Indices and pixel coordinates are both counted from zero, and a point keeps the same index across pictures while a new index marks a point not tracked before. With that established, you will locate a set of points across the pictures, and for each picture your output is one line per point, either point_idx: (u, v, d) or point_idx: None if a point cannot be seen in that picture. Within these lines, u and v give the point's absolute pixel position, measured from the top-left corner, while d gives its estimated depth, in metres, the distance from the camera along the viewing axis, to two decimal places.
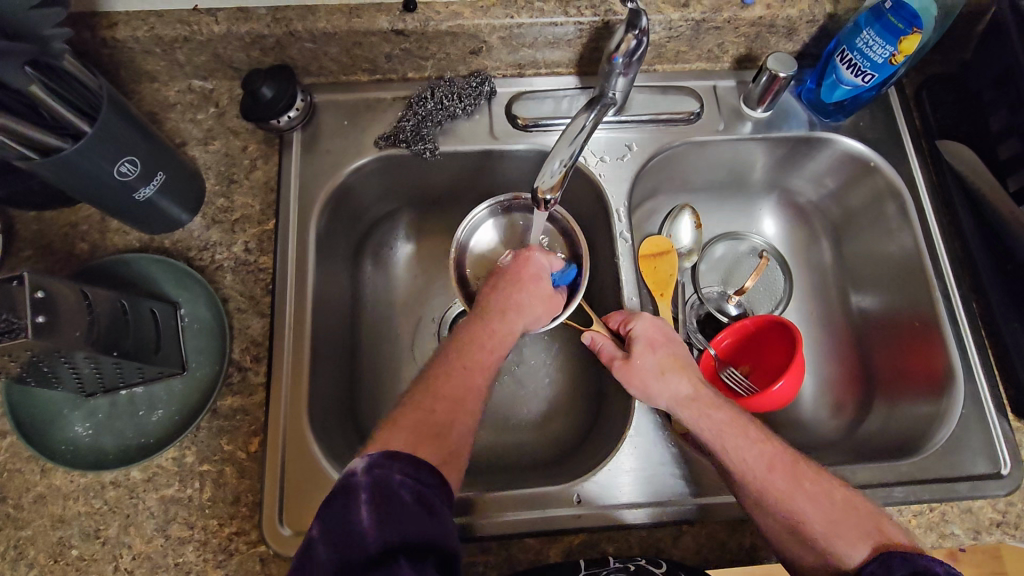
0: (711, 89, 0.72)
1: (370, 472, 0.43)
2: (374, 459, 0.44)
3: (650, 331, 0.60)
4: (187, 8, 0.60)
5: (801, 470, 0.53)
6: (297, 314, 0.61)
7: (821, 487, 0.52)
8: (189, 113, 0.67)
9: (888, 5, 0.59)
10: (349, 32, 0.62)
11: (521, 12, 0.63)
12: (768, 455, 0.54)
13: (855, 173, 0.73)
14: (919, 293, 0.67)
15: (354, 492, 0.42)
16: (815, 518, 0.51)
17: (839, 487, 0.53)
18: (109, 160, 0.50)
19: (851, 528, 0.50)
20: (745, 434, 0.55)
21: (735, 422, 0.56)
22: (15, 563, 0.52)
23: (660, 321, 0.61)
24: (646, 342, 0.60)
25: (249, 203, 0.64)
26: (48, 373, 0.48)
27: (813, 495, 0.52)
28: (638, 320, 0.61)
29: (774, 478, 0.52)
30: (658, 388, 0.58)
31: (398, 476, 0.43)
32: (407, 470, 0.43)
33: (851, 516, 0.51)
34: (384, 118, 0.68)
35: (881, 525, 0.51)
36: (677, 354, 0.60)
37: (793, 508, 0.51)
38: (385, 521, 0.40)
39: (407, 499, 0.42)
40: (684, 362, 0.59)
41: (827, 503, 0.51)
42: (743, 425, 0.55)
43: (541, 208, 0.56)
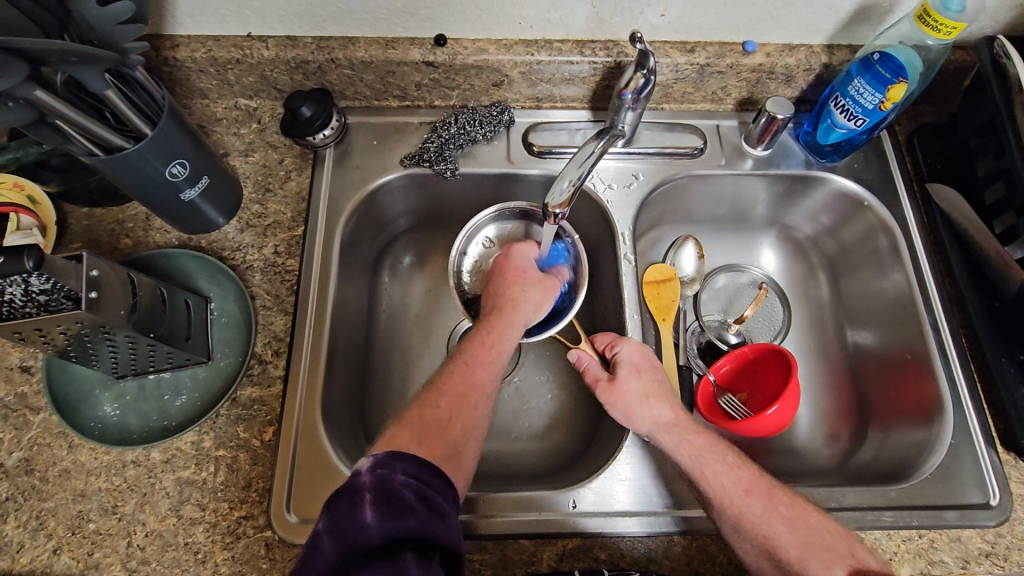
0: (714, 128, 0.77)
1: (374, 471, 0.42)
2: (378, 459, 0.44)
3: (634, 356, 0.62)
4: (241, 34, 0.67)
5: (777, 497, 0.54)
6: (317, 314, 0.65)
7: (795, 510, 0.53)
8: (234, 127, 0.73)
9: (877, 57, 0.64)
10: (384, 61, 0.69)
11: (541, 50, 0.69)
12: (745, 480, 0.55)
13: (850, 210, 0.77)
14: (912, 330, 0.70)
15: (357, 491, 0.41)
16: (790, 541, 0.52)
17: (813, 512, 0.54)
18: (164, 162, 0.55)
19: (825, 549, 0.51)
20: (722, 460, 0.56)
21: (712, 448, 0.57)
22: (36, 533, 0.55)
23: (645, 347, 0.64)
24: (629, 353, 0.63)
25: (281, 211, 0.70)
26: (89, 351, 0.52)
27: (788, 520, 0.53)
28: (624, 345, 0.63)
29: (752, 502, 0.53)
30: (639, 412, 0.59)
31: (401, 475, 0.43)
32: (410, 469, 0.44)
33: (824, 538, 0.52)
34: (411, 139, 0.74)
35: (852, 548, 0.52)
36: (660, 380, 0.61)
37: (770, 532, 0.52)
38: (393, 517, 0.40)
39: (412, 497, 0.42)
40: (666, 389, 0.61)
41: (802, 524, 0.52)
42: (720, 451, 0.57)
43: (551, 221, 0.61)
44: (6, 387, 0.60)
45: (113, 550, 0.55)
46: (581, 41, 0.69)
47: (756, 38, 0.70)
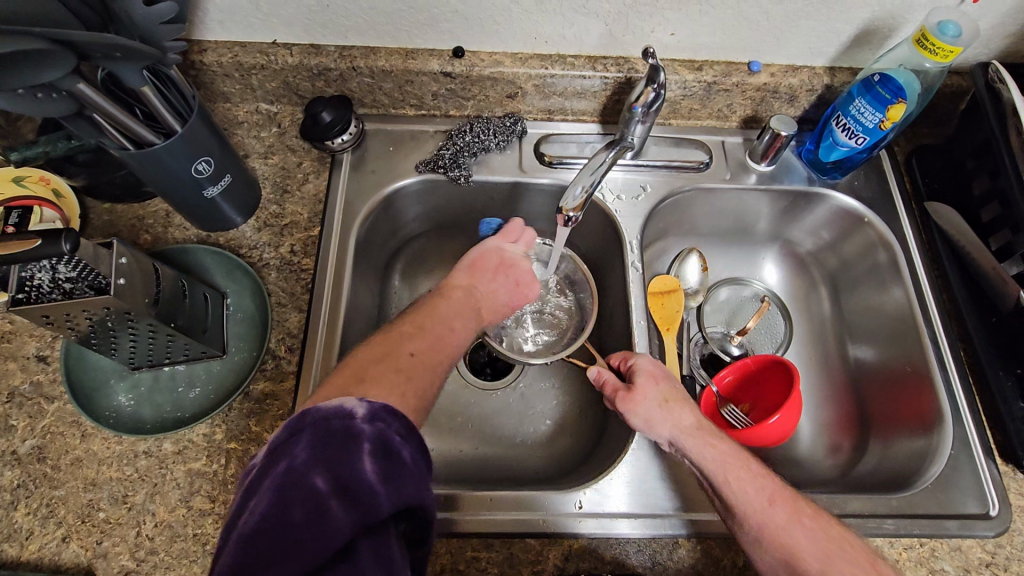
0: (719, 144, 0.80)
1: (374, 423, 0.40)
2: (376, 409, 0.41)
3: (651, 366, 0.64)
4: (266, 41, 0.70)
5: (800, 507, 0.54)
6: (331, 312, 0.66)
7: (817, 522, 0.53)
8: (255, 130, 0.76)
9: (877, 78, 0.66)
10: (403, 71, 0.71)
11: (555, 65, 0.72)
12: (768, 489, 0.54)
13: (850, 226, 0.79)
14: (911, 345, 0.72)
15: (356, 438, 0.39)
16: (811, 553, 0.50)
17: (836, 525, 0.53)
18: (190, 159, 0.57)
19: (846, 561, 0.50)
20: (745, 467, 0.56)
21: (734, 454, 0.57)
22: (45, 520, 0.55)
23: (659, 361, 0.65)
24: (655, 363, 0.64)
25: (298, 212, 0.71)
26: (110, 339, 0.53)
27: (809, 529, 0.52)
28: (639, 356, 0.65)
29: (773, 511, 0.53)
30: (661, 418, 0.60)
31: (398, 433, 0.41)
32: (404, 428, 0.42)
33: (846, 552, 0.51)
34: (426, 147, 0.76)
35: (874, 561, 0.51)
36: (678, 388, 0.63)
37: (791, 542, 0.51)
38: (393, 478, 0.39)
39: (408, 457, 0.41)
40: (686, 395, 0.62)
41: (824, 536, 0.52)
42: (742, 459, 0.57)
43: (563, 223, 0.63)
44: (21, 375, 0.61)
45: (121, 539, 0.55)
46: (593, 57, 0.72)
47: (762, 58, 0.73)
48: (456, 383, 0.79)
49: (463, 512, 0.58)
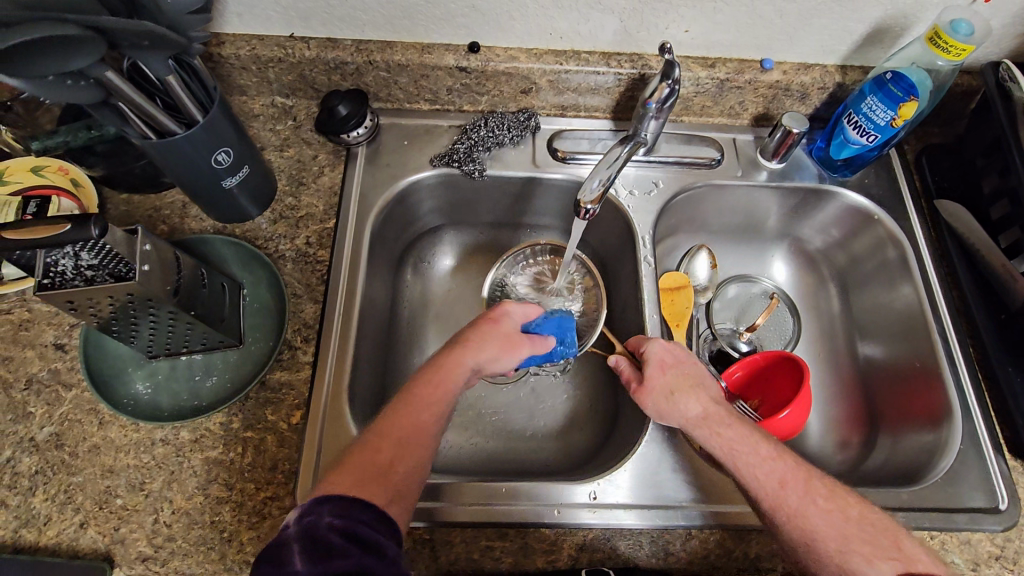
0: (731, 141, 0.81)
1: (300, 521, 0.40)
2: (306, 507, 0.41)
3: (661, 354, 0.63)
4: (284, 34, 0.70)
5: (814, 488, 0.52)
6: (347, 303, 0.67)
7: (834, 502, 0.52)
8: (270, 123, 0.76)
9: (889, 76, 0.67)
10: (419, 65, 0.72)
11: (569, 60, 0.72)
12: (780, 472, 0.53)
13: (859, 223, 0.80)
14: (921, 343, 0.72)
15: (285, 544, 0.39)
16: (829, 535, 0.50)
17: (855, 504, 0.52)
18: (210, 150, 0.57)
19: (865, 543, 0.49)
20: (755, 450, 0.55)
21: (745, 438, 0.56)
22: (63, 507, 0.56)
23: (673, 346, 0.64)
24: (668, 350, 0.64)
25: (313, 204, 0.72)
26: (131, 326, 0.53)
27: (826, 511, 0.51)
28: (651, 344, 0.64)
29: (786, 494, 0.52)
30: (668, 408, 0.60)
31: (327, 518, 0.40)
32: (337, 509, 0.41)
33: (867, 531, 0.50)
34: (440, 141, 0.77)
35: (898, 541, 0.50)
36: (688, 375, 0.62)
37: (806, 525, 0.51)
38: (321, 560, 0.37)
39: (338, 540, 0.39)
40: (698, 380, 0.61)
41: (841, 516, 0.51)
42: (752, 441, 0.56)
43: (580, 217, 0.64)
44: (39, 363, 0.61)
45: (139, 526, 0.55)
46: (608, 53, 0.73)
47: (774, 56, 0.73)
48: None
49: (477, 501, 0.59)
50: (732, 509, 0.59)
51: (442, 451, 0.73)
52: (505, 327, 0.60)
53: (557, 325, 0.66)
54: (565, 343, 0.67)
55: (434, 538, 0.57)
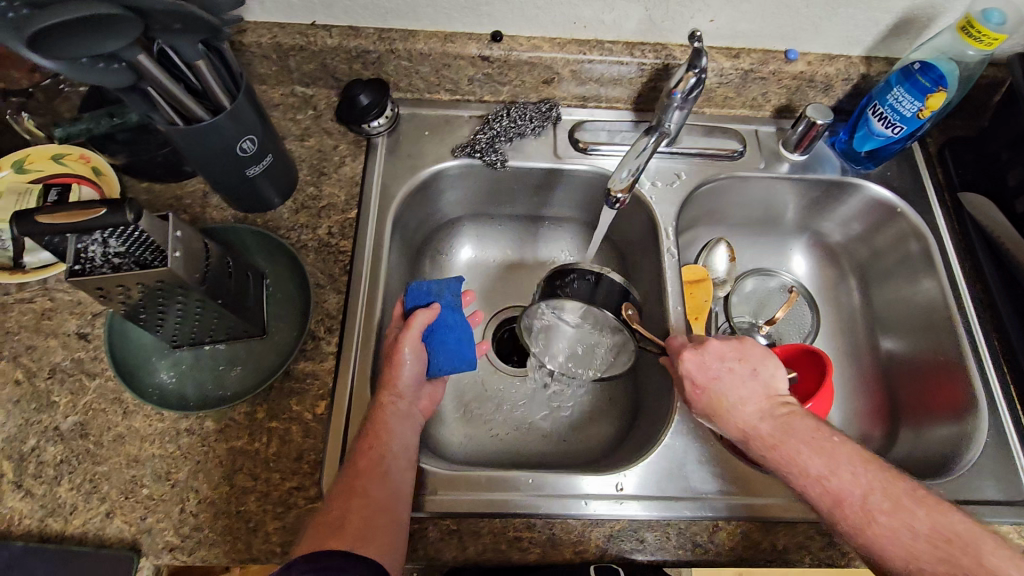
0: (753, 133, 0.80)
1: None
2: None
3: (692, 374, 0.58)
4: (306, 22, 0.70)
5: (872, 506, 0.49)
6: (370, 293, 0.66)
7: (898, 518, 0.48)
8: (290, 113, 0.76)
9: (917, 67, 0.67)
10: (442, 54, 0.71)
11: (593, 50, 0.72)
12: (834, 490, 0.50)
13: (882, 217, 0.79)
14: (943, 335, 0.72)
15: None
16: (896, 554, 0.48)
17: (922, 515, 0.48)
18: (235, 138, 0.56)
19: (936, 561, 0.47)
20: (803, 470, 0.52)
21: (796, 458, 0.52)
22: (89, 496, 0.56)
23: (705, 360, 0.58)
24: (699, 364, 0.59)
25: (335, 194, 0.71)
26: (158, 313, 0.53)
27: (888, 530, 0.48)
28: (681, 363, 0.59)
29: (839, 512, 0.50)
30: (716, 429, 0.58)
31: None
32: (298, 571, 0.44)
33: (939, 548, 0.47)
34: (461, 131, 0.76)
35: (980, 555, 0.46)
36: (724, 395, 0.57)
37: (868, 544, 0.49)
38: None
39: None
40: (734, 400, 0.56)
41: (907, 535, 0.48)
42: (802, 458, 0.52)
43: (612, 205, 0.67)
44: (62, 352, 0.61)
45: (165, 515, 0.55)
46: (631, 42, 0.72)
47: (799, 47, 0.73)
48: (484, 369, 0.79)
49: (501, 493, 0.58)
50: (755, 501, 0.59)
51: (462, 443, 0.72)
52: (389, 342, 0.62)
53: (418, 295, 0.64)
54: (440, 293, 0.64)
55: (461, 529, 0.57)
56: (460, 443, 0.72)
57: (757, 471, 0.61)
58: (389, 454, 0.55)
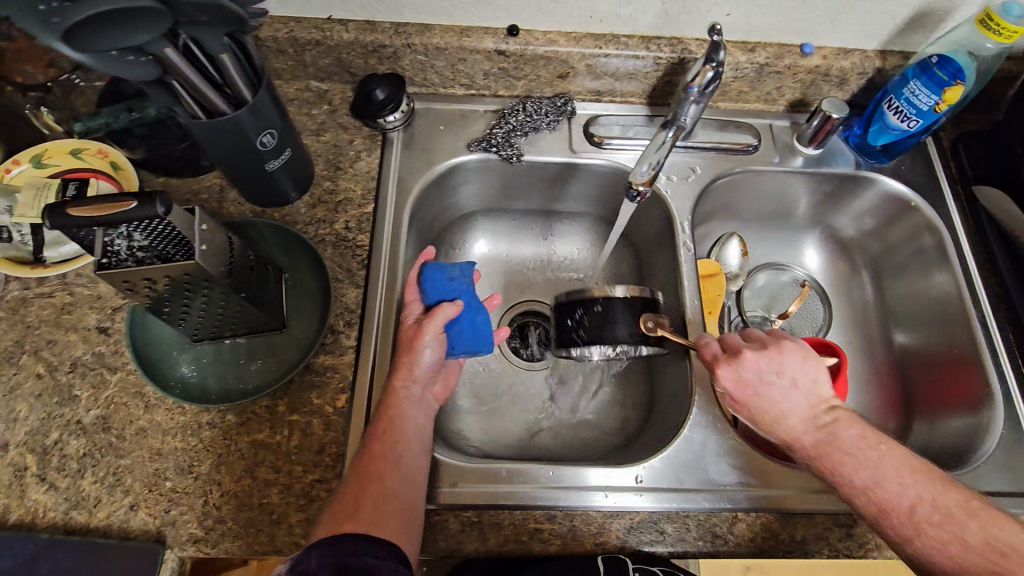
0: (767, 127, 0.80)
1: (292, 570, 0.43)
2: (297, 558, 0.44)
3: (733, 390, 0.56)
4: (322, 17, 0.70)
5: (921, 517, 0.48)
6: (389, 287, 0.67)
7: (948, 530, 0.47)
8: (305, 107, 0.76)
9: (935, 60, 0.67)
10: (457, 49, 0.71)
11: (609, 44, 0.72)
12: (879, 500, 0.49)
13: (896, 211, 0.80)
14: (958, 330, 0.72)
15: None
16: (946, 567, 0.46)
17: (971, 526, 0.47)
18: (256, 132, 0.56)
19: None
20: (848, 479, 0.51)
21: (842, 466, 0.51)
22: (113, 489, 0.56)
23: (744, 376, 0.56)
24: (737, 380, 0.56)
25: (351, 188, 0.71)
26: (182, 307, 0.53)
27: (938, 543, 0.47)
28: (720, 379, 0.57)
29: (886, 520, 0.49)
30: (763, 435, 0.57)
31: (315, 560, 0.43)
32: (324, 552, 0.44)
33: (992, 561, 0.45)
34: (476, 126, 0.77)
35: None
36: (769, 410, 0.55)
37: (917, 555, 0.48)
38: None
39: None
40: (778, 413, 0.55)
41: (958, 547, 0.46)
42: (848, 468, 0.51)
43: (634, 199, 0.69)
44: (83, 346, 0.61)
45: (189, 508, 0.55)
46: (647, 36, 0.72)
47: (814, 41, 0.73)
48: (498, 363, 0.79)
49: (521, 485, 0.59)
50: (774, 492, 0.59)
51: (479, 436, 0.72)
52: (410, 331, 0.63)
53: (436, 280, 0.64)
54: (457, 278, 0.65)
55: (482, 520, 0.57)
56: (476, 436, 0.72)
57: (776, 463, 0.61)
58: (402, 440, 0.56)
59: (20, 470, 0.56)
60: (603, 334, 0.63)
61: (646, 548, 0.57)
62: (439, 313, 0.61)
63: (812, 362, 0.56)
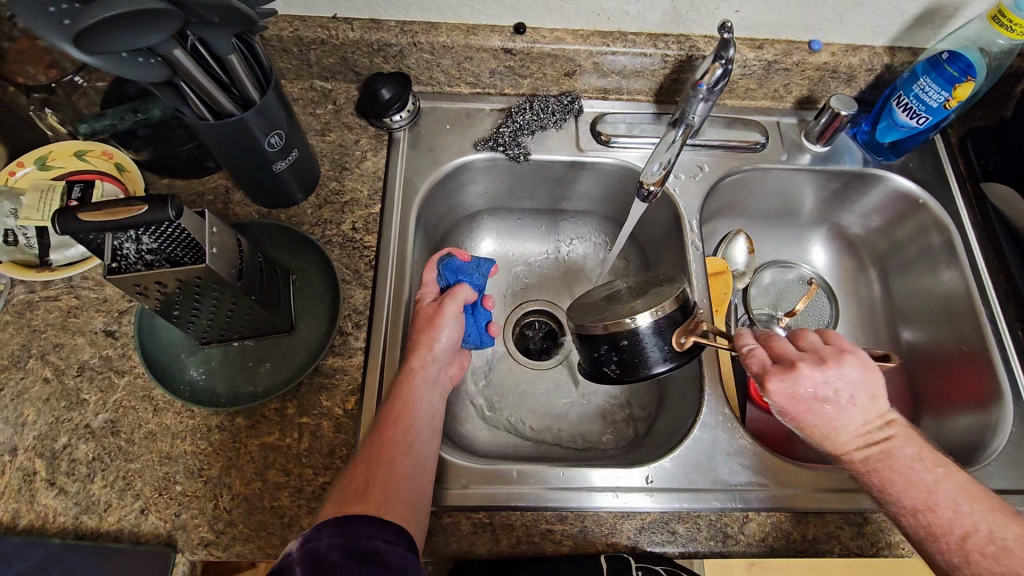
0: (774, 124, 0.80)
1: (302, 547, 0.43)
2: (307, 535, 0.45)
3: (786, 406, 0.49)
4: (327, 15, 0.69)
5: (972, 546, 0.45)
6: (397, 288, 0.66)
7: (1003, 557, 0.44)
8: (310, 107, 0.75)
9: (945, 57, 0.66)
10: (464, 47, 0.71)
11: (616, 41, 0.71)
12: (929, 521, 0.47)
13: (904, 209, 0.79)
14: (967, 326, 0.72)
15: (288, 567, 0.43)
16: None
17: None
18: (264, 133, 0.56)
19: None
20: (898, 497, 0.48)
21: (890, 484, 0.48)
22: (123, 493, 0.56)
23: (802, 392, 0.48)
24: (790, 396, 0.48)
25: (357, 188, 0.71)
26: (191, 310, 0.53)
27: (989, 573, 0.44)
28: (771, 394, 0.49)
29: (933, 542, 0.47)
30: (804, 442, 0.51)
31: (326, 540, 0.44)
32: (334, 531, 0.44)
33: None
34: (483, 125, 0.76)
35: None
36: (822, 426, 0.49)
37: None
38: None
39: (338, 557, 0.43)
40: (831, 429, 0.49)
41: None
42: (898, 487, 0.48)
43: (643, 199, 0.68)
44: (90, 350, 0.61)
45: (199, 511, 0.55)
46: (654, 34, 0.72)
47: (823, 37, 0.72)
48: (505, 363, 0.79)
49: (531, 486, 0.59)
50: (785, 491, 0.59)
51: (488, 437, 0.72)
52: (424, 315, 0.64)
53: (456, 270, 0.66)
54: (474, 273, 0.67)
55: (493, 522, 0.57)
56: (485, 436, 0.72)
57: (786, 463, 0.61)
58: (414, 428, 0.56)
59: (29, 475, 0.56)
60: (638, 370, 0.57)
61: (658, 548, 0.57)
62: (456, 296, 0.63)
63: (876, 373, 0.49)
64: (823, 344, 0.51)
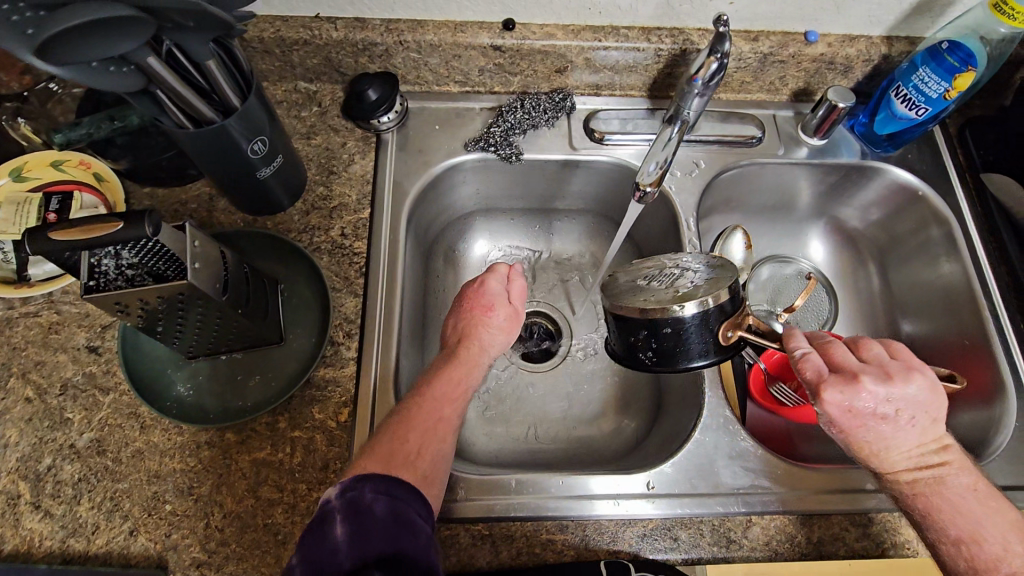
0: (771, 118, 0.78)
1: (344, 496, 0.43)
2: (347, 484, 0.44)
3: (840, 419, 0.47)
4: (309, 15, 0.67)
5: None
6: (388, 295, 0.65)
7: None
8: (294, 110, 0.73)
9: (944, 46, 0.65)
10: (452, 45, 0.69)
11: (608, 36, 0.69)
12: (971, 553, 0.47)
13: (903, 202, 0.78)
14: (967, 318, 0.71)
15: (328, 515, 0.42)
16: None
17: None
18: (247, 140, 0.54)
19: None
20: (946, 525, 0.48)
21: (936, 510, 0.48)
22: (111, 514, 0.54)
23: (859, 407, 0.47)
24: (846, 409, 0.47)
25: (345, 193, 0.69)
26: (175, 326, 0.51)
27: None
28: (826, 403, 0.47)
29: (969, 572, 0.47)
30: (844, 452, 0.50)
31: (371, 493, 0.43)
32: (379, 486, 0.44)
33: None
34: (474, 124, 0.74)
35: None
36: (871, 442, 0.48)
37: None
38: (360, 533, 0.41)
39: (381, 512, 0.42)
40: (881, 445, 0.48)
41: None
42: (947, 516, 0.48)
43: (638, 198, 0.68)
44: (73, 367, 0.59)
45: (190, 531, 0.54)
46: (647, 28, 0.70)
47: (819, 28, 0.71)
48: (501, 367, 0.77)
49: (532, 496, 0.58)
50: (789, 494, 0.59)
51: (485, 443, 0.71)
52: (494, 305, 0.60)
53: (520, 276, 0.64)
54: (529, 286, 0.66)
55: (493, 534, 0.56)
56: (482, 442, 0.71)
57: (789, 465, 0.60)
58: None
59: (14, 498, 0.55)
60: (674, 362, 0.53)
61: (661, 556, 0.56)
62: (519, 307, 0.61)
63: (940, 397, 0.48)
64: (887, 358, 0.50)
